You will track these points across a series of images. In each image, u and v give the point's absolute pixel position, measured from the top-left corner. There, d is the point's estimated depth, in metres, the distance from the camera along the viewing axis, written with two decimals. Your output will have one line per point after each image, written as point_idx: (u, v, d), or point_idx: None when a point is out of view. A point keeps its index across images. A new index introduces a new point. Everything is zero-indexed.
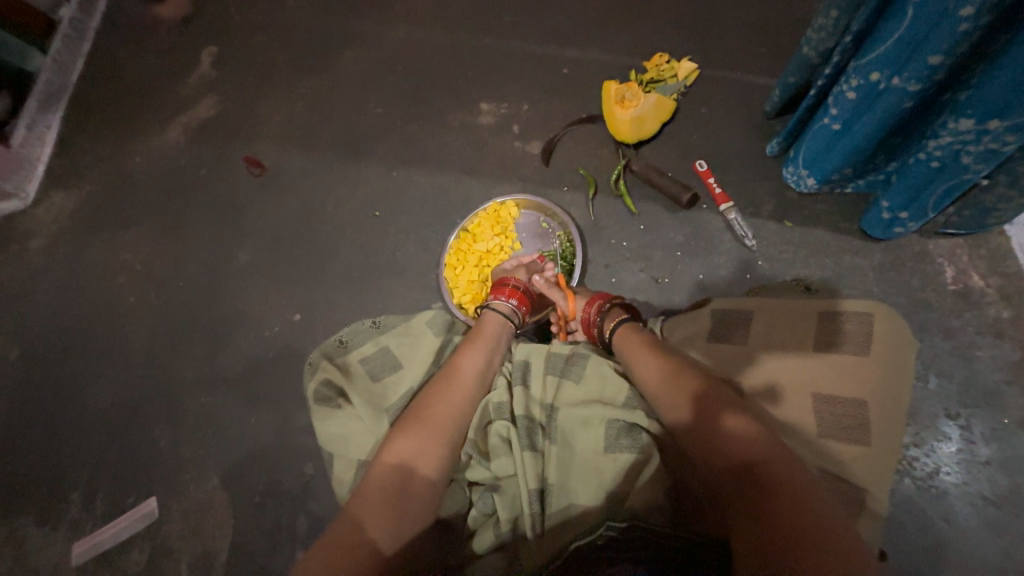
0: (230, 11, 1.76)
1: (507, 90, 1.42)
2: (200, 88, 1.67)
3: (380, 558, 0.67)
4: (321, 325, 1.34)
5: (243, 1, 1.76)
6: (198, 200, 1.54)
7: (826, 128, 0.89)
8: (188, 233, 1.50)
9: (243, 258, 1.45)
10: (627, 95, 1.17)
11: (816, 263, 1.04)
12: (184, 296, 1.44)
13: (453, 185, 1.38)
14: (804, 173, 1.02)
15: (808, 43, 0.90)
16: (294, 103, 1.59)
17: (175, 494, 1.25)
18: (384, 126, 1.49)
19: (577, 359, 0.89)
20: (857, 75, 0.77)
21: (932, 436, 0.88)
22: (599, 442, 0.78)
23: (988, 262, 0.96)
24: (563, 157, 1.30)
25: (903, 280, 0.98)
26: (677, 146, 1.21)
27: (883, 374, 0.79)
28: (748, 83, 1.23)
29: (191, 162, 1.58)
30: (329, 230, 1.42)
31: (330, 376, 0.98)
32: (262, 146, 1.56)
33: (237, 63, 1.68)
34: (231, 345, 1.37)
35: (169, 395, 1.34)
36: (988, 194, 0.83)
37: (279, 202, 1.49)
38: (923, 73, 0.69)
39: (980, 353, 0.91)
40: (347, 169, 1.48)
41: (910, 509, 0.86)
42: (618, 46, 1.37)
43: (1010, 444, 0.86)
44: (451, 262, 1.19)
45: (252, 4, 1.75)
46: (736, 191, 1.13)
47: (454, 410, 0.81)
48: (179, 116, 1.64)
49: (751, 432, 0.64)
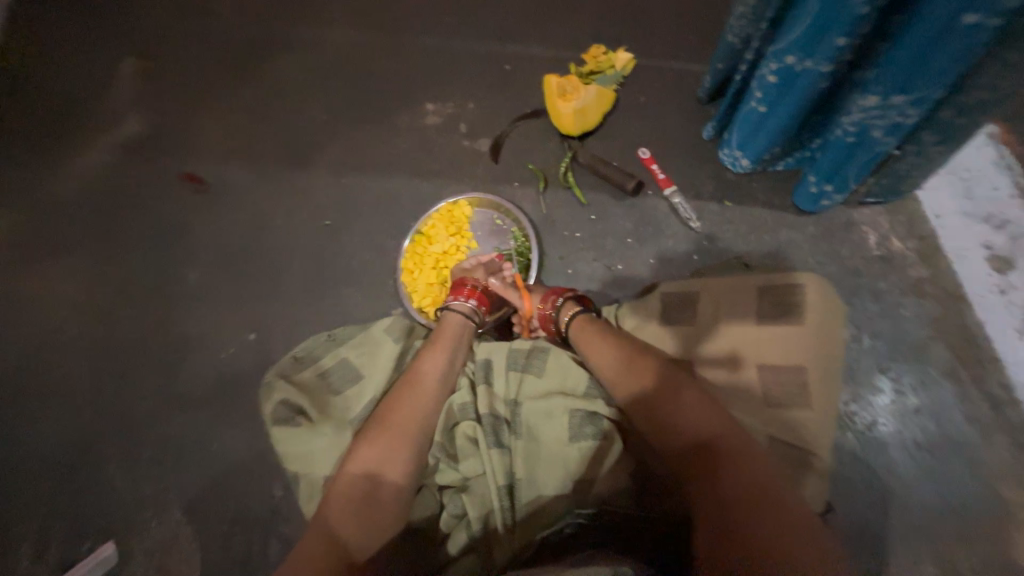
0: (150, 19, 1.66)
1: (451, 89, 1.41)
2: (124, 102, 1.56)
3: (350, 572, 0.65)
4: (278, 342, 1.29)
5: (164, 7, 1.66)
6: (132, 222, 1.45)
7: (754, 111, 0.94)
8: (125, 257, 1.41)
9: (190, 279, 1.38)
10: (568, 88, 1.20)
11: (756, 239, 1.09)
12: (126, 325, 1.35)
13: (404, 188, 1.36)
14: (739, 155, 1.07)
15: (731, 30, 0.93)
16: (230, 113, 1.52)
17: (135, 534, 1.18)
18: (327, 132, 1.45)
19: (538, 353, 0.90)
20: (775, 59, 0.81)
21: (868, 391, 0.95)
22: (563, 432, 0.80)
23: (906, 226, 1.04)
24: (512, 152, 1.31)
25: (834, 249, 1.05)
26: (621, 136, 1.24)
27: (818, 337, 0.84)
28: (684, 70, 1.28)
29: (121, 182, 1.48)
30: (279, 243, 1.38)
31: (286, 395, 0.95)
32: (199, 160, 1.48)
33: (163, 74, 1.58)
34: (183, 372, 1.30)
35: (119, 431, 1.26)
36: (900, 164, 0.90)
37: (222, 218, 1.42)
38: (833, 54, 0.73)
39: (905, 311, 0.99)
40: (293, 179, 1.43)
41: (854, 461, 0.93)
42: (557, 39, 1.39)
43: (935, 391, 0.94)
44: (408, 266, 1.18)
45: (174, 11, 1.66)
46: (679, 176, 1.17)
47: (418, 413, 0.80)
48: (103, 134, 1.53)
49: (701, 408, 0.68)
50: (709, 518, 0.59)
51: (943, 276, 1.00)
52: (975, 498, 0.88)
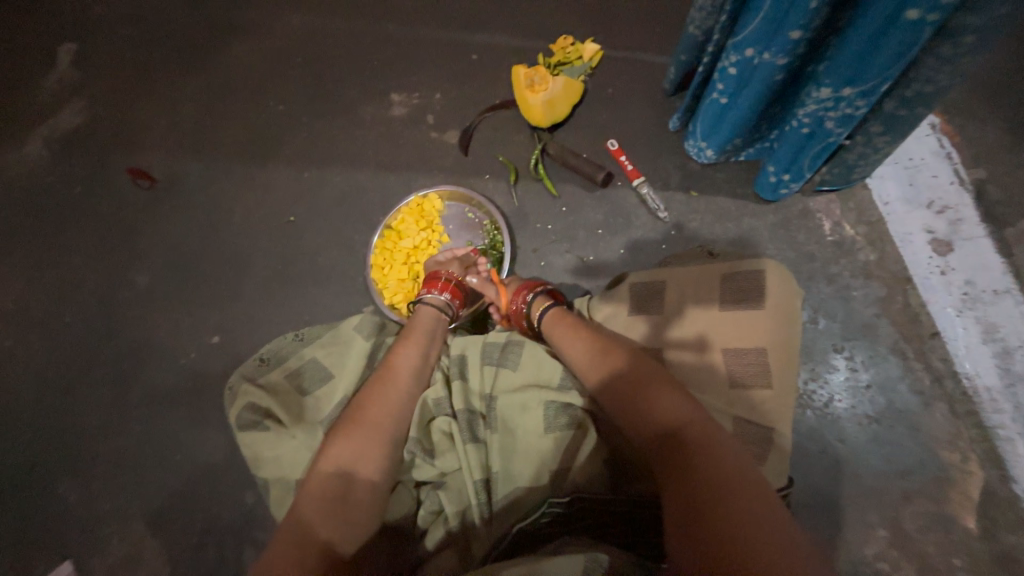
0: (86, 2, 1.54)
1: (416, 80, 1.38)
2: (59, 92, 1.45)
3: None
4: (243, 344, 1.24)
5: None
6: (76, 221, 1.35)
7: (716, 102, 0.96)
8: (69, 260, 1.32)
9: (143, 281, 1.30)
10: (536, 79, 1.19)
11: (720, 228, 1.13)
12: (74, 332, 1.27)
13: (371, 182, 1.33)
14: (703, 145, 1.09)
15: (693, 22, 0.95)
16: (180, 104, 1.43)
17: (94, 551, 1.12)
18: (287, 124, 1.39)
19: (512, 347, 0.90)
20: (735, 51, 0.83)
21: (824, 370, 1.01)
22: (539, 423, 0.80)
23: (857, 212, 1.10)
24: (481, 145, 1.29)
25: (792, 236, 1.10)
26: (589, 127, 1.25)
27: (780, 319, 0.86)
28: (649, 62, 1.29)
29: (61, 178, 1.38)
30: (240, 241, 1.32)
31: (251, 398, 0.92)
32: (148, 155, 1.40)
33: (103, 62, 1.47)
34: (140, 379, 1.23)
35: (70, 445, 1.19)
36: (850, 153, 0.94)
37: (176, 216, 1.35)
38: (787, 47, 0.76)
39: (856, 293, 1.05)
40: (252, 173, 1.37)
41: (812, 436, 0.98)
42: (523, 29, 1.37)
43: (884, 367, 1.00)
44: (378, 262, 1.16)
45: None
46: (647, 167, 1.19)
47: (392, 410, 0.80)
48: (38, 127, 1.42)
49: (669, 397, 0.70)
50: (679, 503, 0.60)
51: (891, 258, 1.06)
52: (920, 464, 0.95)
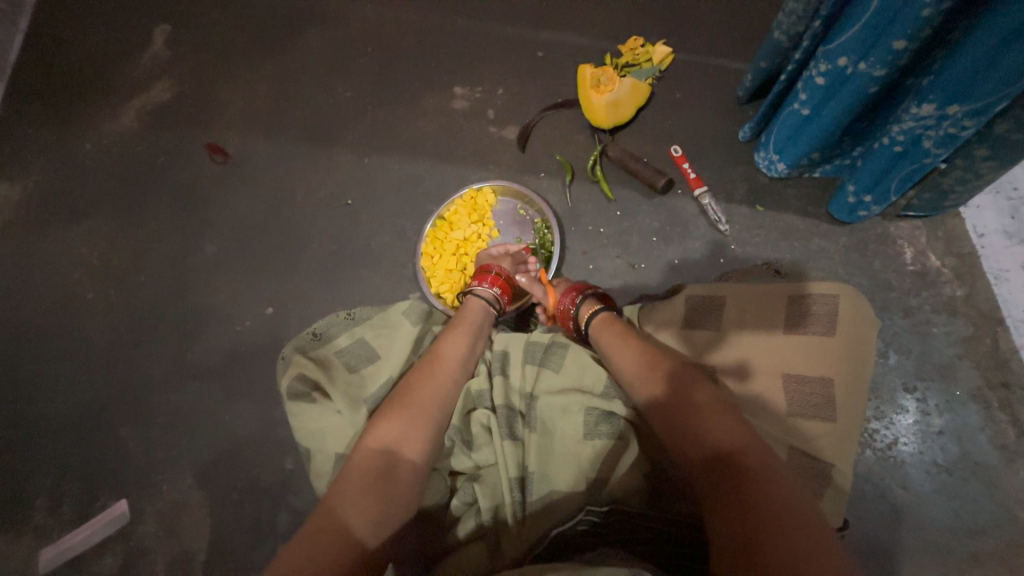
0: None
1: (480, 74, 1.39)
2: (154, 69, 1.57)
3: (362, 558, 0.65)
4: (295, 318, 1.30)
5: None
6: (157, 189, 1.46)
7: (795, 113, 0.90)
8: (148, 223, 1.43)
9: (211, 249, 1.39)
10: (602, 80, 1.17)
11: (786, 246, 1.07)
12: (148, 291, 1.37)
13: (428, 172, 1.35)
14: (775, 158, 1.04)
15: (779, 27, 0.89)
16: (257, 86, 1.52)
17: (148, 494, 1.21)
18: (353, 110, 1.44)
19: (556, 349, 0.89)
20: (826, 59, 0.77)
21: (891, 409, 0.93)
22: (578, 428, 0.80)
23: (944, 243, 1.01)
24: (539, 142, 1.29)
25: (867, 261, 1.02)
26: (652, 131, 1.21)
27: (851, 352, 0.82)
28: (722, 68, 1.24)
29: (148, 148, 1.49)
30: (300, 219, 1.38)
31: (304, 370, 0.96)
32: (225, 132, 1.49)
33: (193, 43, 1.58)
34: (200, 340, 1.32)
35: (135, 394, 1.29)
36: (946, 177, 0.86)
37: (245, 190, 1.43)
38: (888, 57, 0.70)
39: (936, 330, 0.96)
40: (317, 155, 1.43)
41: (870, 478, 0.91)
42: (592, 29, 1.36)
43: (961, 414, 0.92)
44: (428, 251, 1.17)
45: None
46: (710, 176, 1.15)
47: (437, 395, 0.80)
48: (132, 100, 1.54)
49: (725, 424, 0.66)
50: (729, 539, 0.57)
51: (979, 296, 0.97)
52: (995, 525, 0.86)
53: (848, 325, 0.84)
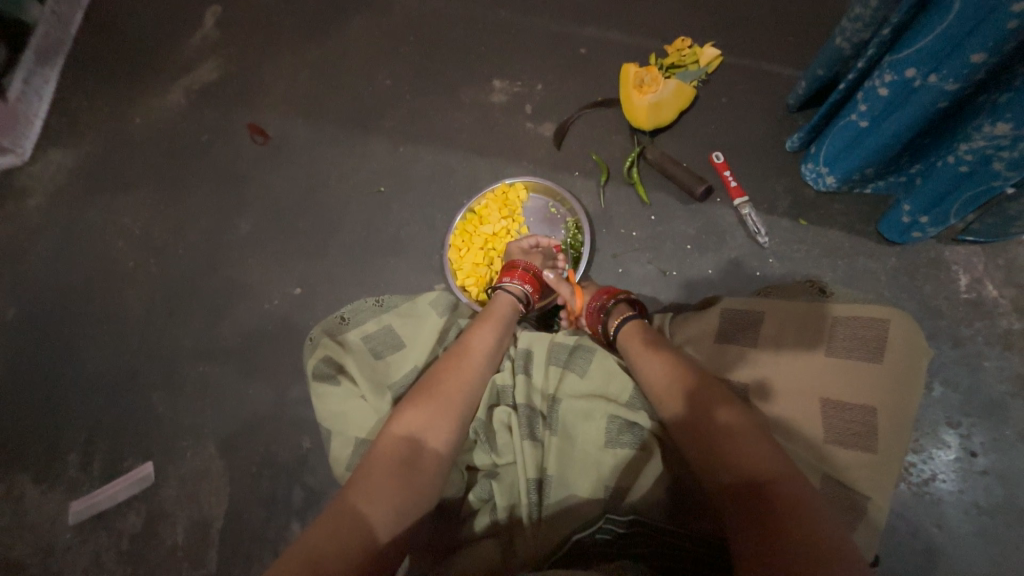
0: None
1: (520, 69, 1.38)
2: (203, 49, 1.61)
3: (379, 548, 0.65)
4: (322, 300, 1.33)
5: None
6: (199, 166, 1.50)
7: (852, 125, 0.86)
8: (188, 198, 1.48)
9: (245, 228, 1.42)
10: (646, 80, 1.15)
11: (828, 263, 1.02)
12: (184, 264, 1.42)
13: (461, 164, 1.35)
14: (824, 171, 0.99)
15: (842, 33, 0.85)
16: (300, 70, 1.54)
17: (172, 459, 1.26)
18: (392, 99, 1.45)
19: (582, 352, 0.89)
20: (891, 70, 0.73)
21: (931, 443, 0.88)
22: (601, 435, 0.80)
23: (1004, 272, 0.94)
24: (575, 140, 1.27)
25: (916, 286, 0.97)
26: (694, 136, 1.18)
27: (892, 382, 0.78)
28: (774, 74, 1.19)
29: (193, 126, 1.54)
30: (333, 204, 1.40)
31: (331, 353, 0.97)
32: (266, 113, 1.52)
33: (242, 25, 1.62)
34: (231, 315, 1.35)
35: (166, 362, 1.34)
36: (1014, 203, 0.80)
37: (282, 172, 1.46)
38: (962, 71, 0.66)
39: (987, 364, 0.90)
40: (353, 141, 1.44)
41: (903, 513, 0.87)
42: (639, 28, 1.33)
43: (1009, 455, 0.86)
44: (456, 243, 1.18)
45: None
46: (753, 185, 1.10)
47: (464, 386, 0.81)
48: (181, 78, 1.59)
49: (761, 453, 0.64)
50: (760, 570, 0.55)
51: None
52: None
53: (895, 352, 0.80)
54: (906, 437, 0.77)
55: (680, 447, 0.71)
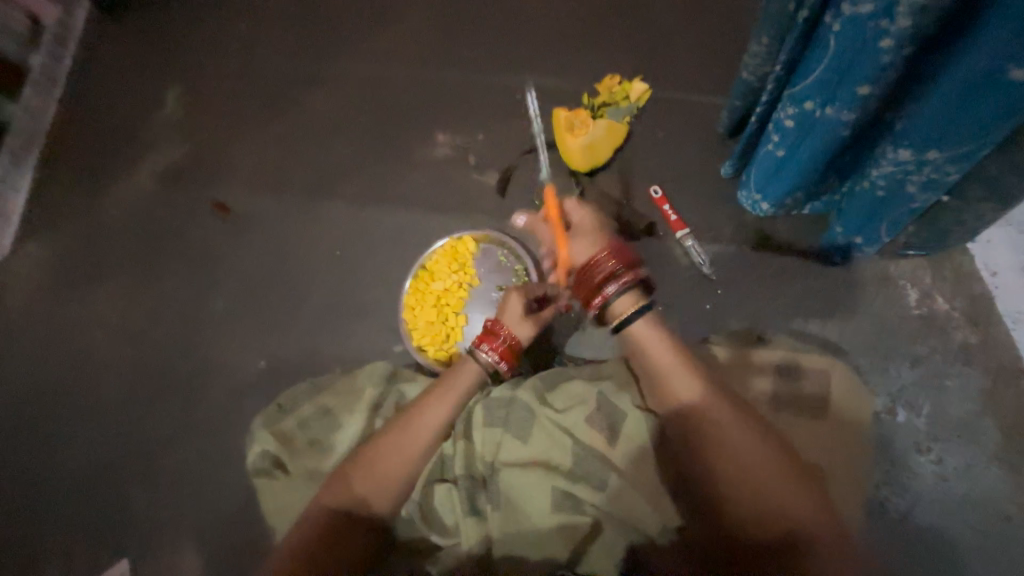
0: (179, 44, 1.70)
1: (463, 120, 1.42)
2: (156, 130, 1.63)
3: None
4: (290, 373, 1.33)
5: (194, 32, 1.70)
6: (160, 246, 1.52)
7: (771, 154, 0.85)
8: (151, 281, 1.49)
9: (208, 305, 1.43)
10: (576, 123, 1.15)
11: (778, 289, 0.98)
12: (151, 351, 1.42)
13: (413, 221, 1.38)
14: (758, 198, 0.96)
15: (746, 67, 0.83)
16: (253, 142, 1.57)
17: (153, 552, 1.25)
18: (343, 163, 1.48)
19: (519, 412, 0.86)
20: (791, 104, 0.72)
21: (903, 473, 0.85)
22: (544, 504, 0.77)
23: (954, 283, 0.91)
24: (519, 188, 1.31)
25: (868, 305, 0.93)
26: (632, 171, 1.17)
27: (835, 437, 0.74)
28: (702, 103, 1.21)
29: (153, 209, 1.56)
30: (293, 273, 1.42)
31: (267, 446, 0.95)
32: (223, 189, 1.54)
33: (193, 102, 1.64)
34: (199, 396, 1.35)
35: (138, 451, 1.33)
36: (945, 217, 0.76)
37: (242, 246, 1.47)
38: (854, 103, 0.64)
39: (949, 383, 0.87)
40: (310, 208, 1.47)
41: (882, 552, 0.82)
42: (572, 70, 1.36)
43: (981, 478, 0.83)
44: (409, 303, 1.20)
45: (204, 35, 1.69)
46: (694, 216, 1.08)
47: (383, 482, 0.75)
48: (136, 161, 1.61)
49: (783, 482, 0.64)
50: None
51: (994, 344, 0.88)
52: None
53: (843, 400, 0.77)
54: (860, 485, 0.72)
55: (679, 457, 0.73)
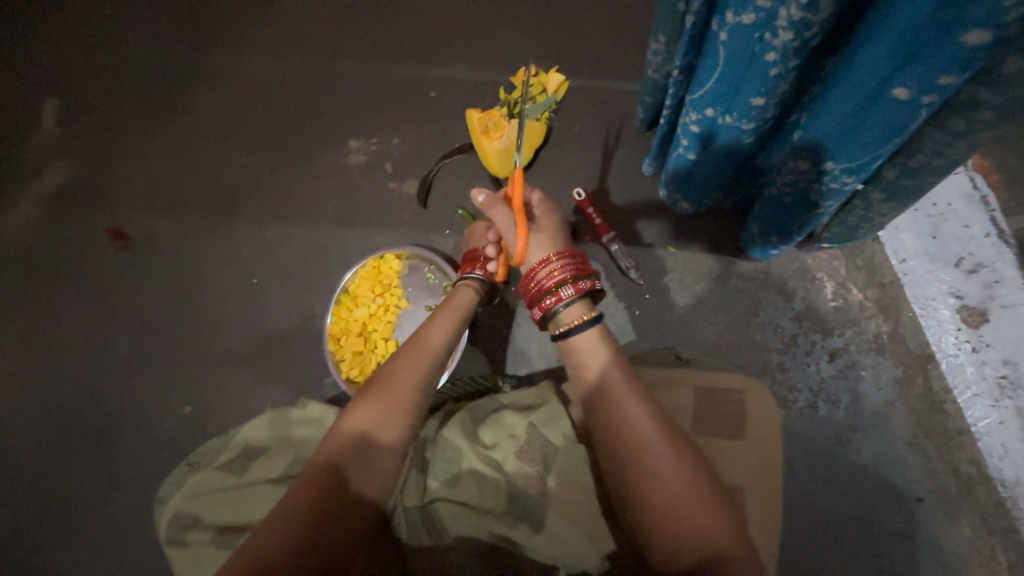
0: (55, 52, 1.50)
1: (374, 123, 1.30)
2: (21, 153, 1.42)
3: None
4: (210, 419, 1.22)
5: (71, 39, 1.51)
6: (42, 288, 1.34)
7: (682, 158, 0.81)
8: (34, 328, 1.31)
9: (109, 350, 1.28)
10: (490, 124, 1.09)
11: (703, 292, 0.97)
12: (43, 407, 1.26)
13: (331, 239, 1.27)
14: (678, 199, 0.92)
15: (651, 66, 0.78)
16: (141, 161, 1.40)
17: None
18: (246, 180, 1.34)
19: (448, 442, 0.76)
20: (693, 110, 0.68)
21: (825, 466, 0.88)
22: (486, 541, 0.68)
23: (865, 272, 0.94)
24: (441, 195, 1.22)
25: (787, 301, 0.94)
26: (554, 172, 1.10)
27: (757, 457, 0.68)
28: (621, 94, 1.14)
29: (29, 247, 1.37)
30: (203, 307, 1.29)
31: (170, 505, 0.82)
32: (110, 217, 1.37)
33: (67, 118, 1.44)
34: (108, 454, 1.22)
35: (38, 522, 1.19)
36: (851, 217, 0.75)
37: (140, 281, 1.32)
38: (751, 113, 0.61)
39: (865, 373, 0.91)
40: (214, 233, 1.33)
41: (808, 544, 0.85)
42: (486, 61, 1.26)
43: (895, 464, 0.87)
44: (333, 333, 1.11)
45: (82, 42, 1.50)
46: (619, 218, 1.04)
47: (278, 545, 0.57)
48: (2, 191, 1.40)
49: (702, 505, 0.60)
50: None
51: (905, 331, 0.90)
52: None
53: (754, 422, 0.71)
54: (778, 505, 0.68)
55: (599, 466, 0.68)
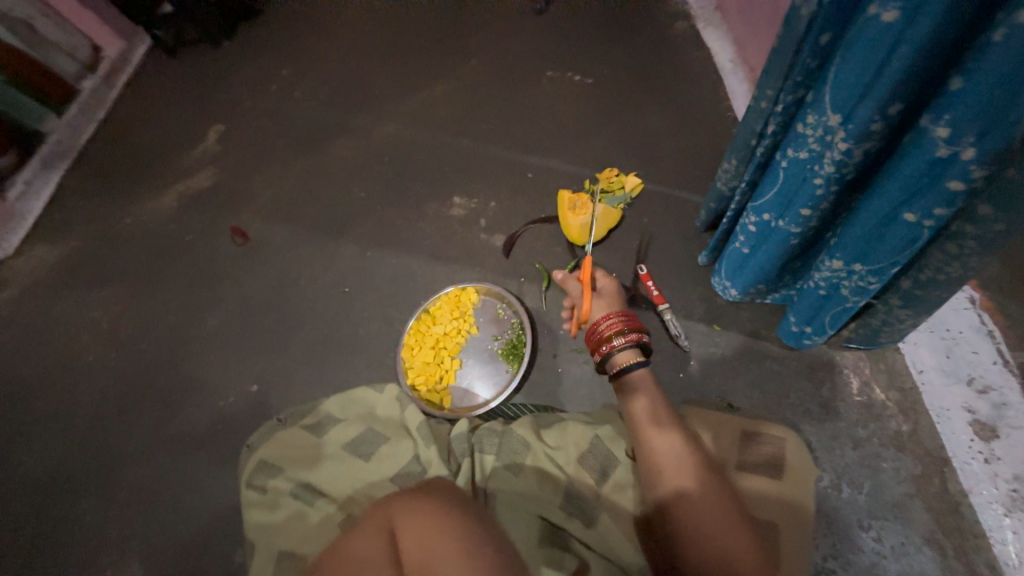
0: (234, 91, 1.92)
1: (476, 187, 1.60)
2: (193, 160, 1.79)
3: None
4: (276, 400, 1.36)
5: (250, 83, 1.93)
6: (175, 262, 1.60)
7: (737, 251, 1.02)
8: (156, 294, 1.55)
9: (210, 323, 1.49)
10: (577, 203, 1.33)
11: (740, 366, 1.12)
12: (143, 360, 1.44)
13: (420, 269, 1.50)
14: (727, 284, 1.12)
15: (720, 180, 1.04)
16: (282, 180, 1.72)
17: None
18: (363, 209, 1.63)
19: (512, 442, 0.99)
20: (754, 214, 0.90)
21: (846, 547, 0.95)
22: (533, 530, 0.86)
23: (887, 375, 1.06)
24: (522, 251, 1.46)
25: (816, 389, 1.07)
26: (621, 250, 1.35)
27: (786, 500, 0.88)
28: (685, 200, 1.41)
29: (175, 228, 1.66)
30: (297, 302, 1.49)
31: (261, 450, 1.07)
32: (245, 218, 1.66)
33: (233, 139, 1.81)
34: (181, 412, 1.36)
35: (107, 462, 1.31)
36: (874, 317, 0.92)
37: (253, 271, 1.56)
38: (799, 220, 0.82)
39: (885, 465, 0.99)
40: (324, 246, 1.58)
41: None
42: (577, 159, 1.58)
43: (916, 559, 0.92)
44: (409, 343, 1.27)
45: (257, 87, 1.92)
46: (672, 294, 1.24)
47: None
48: (170, 183, 1.75)
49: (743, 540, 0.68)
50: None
51: (924, 433, 1.00)
52: None
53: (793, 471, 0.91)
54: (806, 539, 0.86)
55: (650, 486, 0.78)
